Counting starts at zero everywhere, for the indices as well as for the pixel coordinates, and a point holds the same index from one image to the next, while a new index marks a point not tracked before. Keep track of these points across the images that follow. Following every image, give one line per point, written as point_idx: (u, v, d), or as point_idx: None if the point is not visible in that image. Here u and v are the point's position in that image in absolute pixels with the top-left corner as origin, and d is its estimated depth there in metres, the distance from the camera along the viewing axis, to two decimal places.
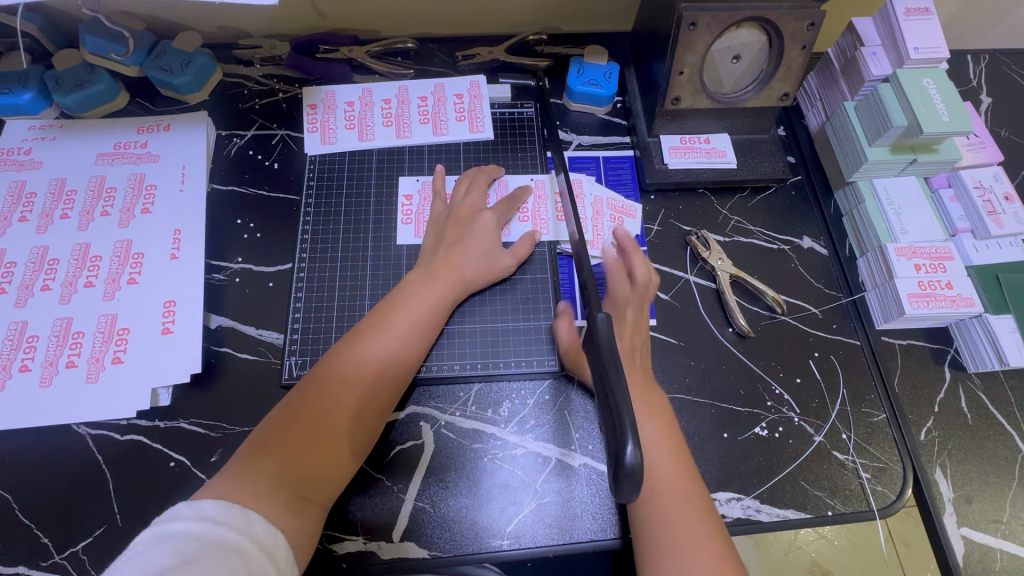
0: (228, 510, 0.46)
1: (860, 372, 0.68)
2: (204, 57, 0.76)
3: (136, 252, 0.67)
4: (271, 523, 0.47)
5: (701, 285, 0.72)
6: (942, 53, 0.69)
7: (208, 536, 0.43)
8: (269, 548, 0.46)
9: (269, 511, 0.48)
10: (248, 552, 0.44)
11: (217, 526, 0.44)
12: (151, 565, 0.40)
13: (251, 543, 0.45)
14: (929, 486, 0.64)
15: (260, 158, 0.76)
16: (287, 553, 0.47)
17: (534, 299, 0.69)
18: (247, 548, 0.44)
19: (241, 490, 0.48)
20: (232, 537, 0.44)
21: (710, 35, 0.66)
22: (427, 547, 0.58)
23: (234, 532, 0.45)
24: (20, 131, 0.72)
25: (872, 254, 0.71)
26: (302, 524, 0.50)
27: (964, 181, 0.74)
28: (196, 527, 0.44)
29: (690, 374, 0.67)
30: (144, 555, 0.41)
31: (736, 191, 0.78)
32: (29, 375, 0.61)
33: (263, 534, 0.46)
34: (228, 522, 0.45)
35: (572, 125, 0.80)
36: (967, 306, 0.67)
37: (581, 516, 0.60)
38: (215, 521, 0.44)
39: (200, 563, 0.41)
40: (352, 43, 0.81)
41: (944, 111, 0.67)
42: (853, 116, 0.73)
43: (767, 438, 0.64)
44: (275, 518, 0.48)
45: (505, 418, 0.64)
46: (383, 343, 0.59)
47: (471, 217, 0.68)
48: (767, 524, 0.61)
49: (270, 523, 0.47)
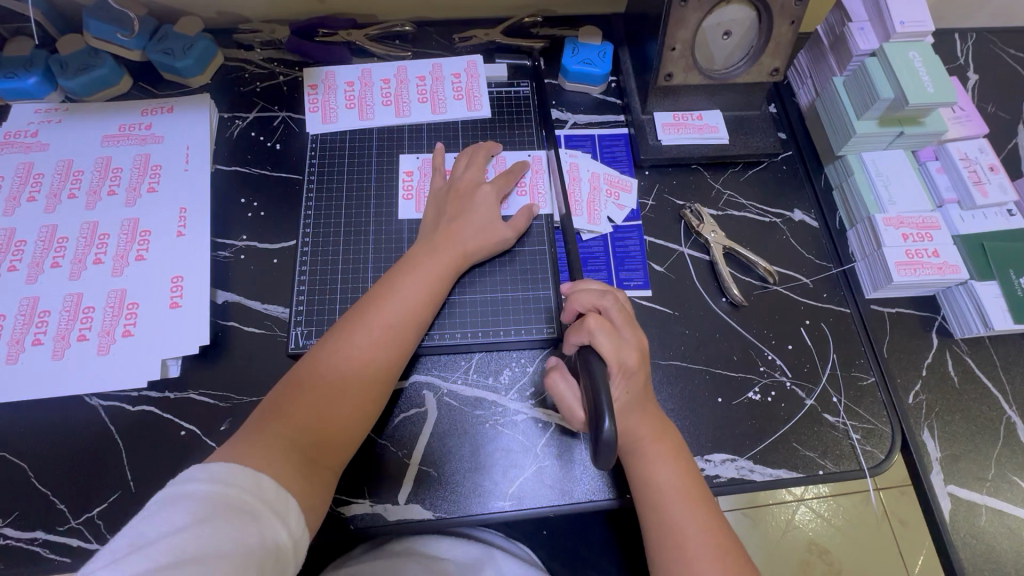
0: (238, 473, 0.47)
1: (850, 339, 0.70)
2: (206, 40, 0.78)
3: (143, 230, 0.68)
4: (283, 488, 0.49)
5: (695, 257, 0.74)
6: (927, 27, 0.71)
7: (220, 498, 0.45)
8: (280, 510, 0.47)
9: (280, 475, 0.49)
10: (261, 513, 0.46)
11: (227, 488, 0.45)
12: (168, 524, 0.42)
13: (261, 505, 0.46)
14: (917, 446, 0.66)
15: (263, 139, 0.77)
16: (298, 513, 0.49)
17: (533, 271, 0.71)
18: (258, 510, 0.46)
19: (254, 454, 0.50)
20: (243, 499, 0.46)
21: (700, 11, 0.67)
22: (431, 509, 0.60)
23: (246, 493, 0.46)
24: (26, 114, 0.74)
25: (862, 226, 0.73)
26: (313, 488, 0.51)
27: (950, 154, 0.75)
28: (207, 489, 0.45)
29: (685, 342, 0.69)
30: (159, 516, 0.43)
31: (728, 166, 0.79)
32: (41, 349, 0.62)
33: (273, 497, 0.48)
34: (239, 485, 0.46)
35: (567, 104, 0.82)
36: (954, 273, 0.69)
37: (580, 478, 0.62)
38: (226, 484, 0.45)
39: (214, 525, 0.42)
40: (350, 27, 0.82)
41: (929, 83, 0.69)
42: (841, 90, 0.75)
43: (760, 402, 0.66)
44: (287, 482, 0.49)
45: (506, 385, 0.66)
46: (391, 311, 0.60)
47: (471, 190, 0.70)
48: (760, 483, 0.63)
49: (281, 486, 0.49)
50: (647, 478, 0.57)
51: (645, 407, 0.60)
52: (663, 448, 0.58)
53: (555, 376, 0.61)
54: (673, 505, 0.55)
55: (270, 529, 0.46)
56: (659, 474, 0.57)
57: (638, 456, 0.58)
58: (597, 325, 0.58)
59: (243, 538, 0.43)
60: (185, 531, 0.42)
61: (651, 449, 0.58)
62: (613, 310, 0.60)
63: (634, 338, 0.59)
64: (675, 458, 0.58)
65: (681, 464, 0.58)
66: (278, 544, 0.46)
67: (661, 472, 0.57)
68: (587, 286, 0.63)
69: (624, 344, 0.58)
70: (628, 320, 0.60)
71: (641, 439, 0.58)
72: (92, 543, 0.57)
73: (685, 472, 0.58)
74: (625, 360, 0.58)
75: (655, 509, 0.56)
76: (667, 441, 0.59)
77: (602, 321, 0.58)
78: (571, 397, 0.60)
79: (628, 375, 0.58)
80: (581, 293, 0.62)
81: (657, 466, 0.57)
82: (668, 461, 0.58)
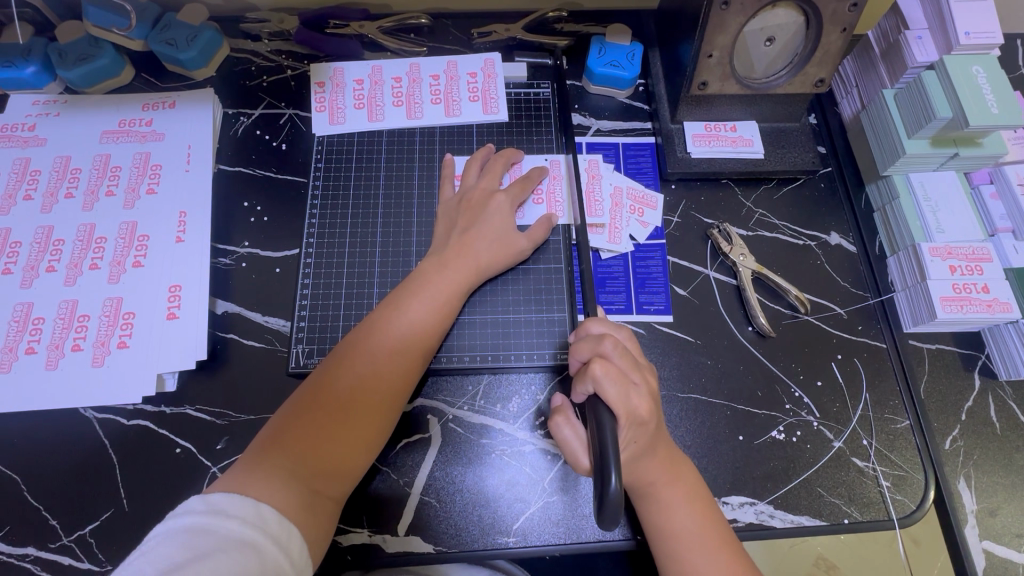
0: (238, 502, 0.45)
1: (885, 376, 0.65)
2: (211, 31, 0.74)
3: (141, 234, 0.66)
4: (285, 518, 0.47)
5: (721, 281, 0.69)
6: (996, 39, 0.64)
7: (217, 530, 0.43)
8: (282, 540, 0.46)
9: (283, 506, 0.47)
10: (261, 545, 0.44)
11: (228, 521, 0.44)
12: (163, 560, 0.40)
13: (262, 536, 0.44)
14: (952, 496, 0.62)
15: (268, 138, 0.73)
16: (301, 545, 0.47)
17: (547, 290, 0.67)
18: (259, 542, 0.44)
19: (254, 485, 0.48)
20: (242, 530, 0.44)
21: (743, 15, 0.61)
22: (433, 542, 0.57)
23: (246, 524, 0.44)
24: (24, 106, 0.70)
25: (904, 254, 0.68)
26: (316, 521, 0.49)
27: (1007, 178, 0.69)
28: (205, 521, 0.43)
29: (706, 374, 0.65)
30: (157, 551, 0.41)
31: (762, 182, 0.74)
32: (35, 358, 0.60)
33: (275, 527, 0.46)
34: (239, 515, 0.45)
35: (591, 109, 0.77)
36: (1004, 311, 0.64)
37: (590, 516, 0.59)
38: (225, 515, 0.44)
39: (212, 558, 0.41)
40: (363, 19, 0.77)
41: (993, 101, 0.63)
42: (892, 105, 0.69)
43: (785, 442, 0.62)
44: (290, 512, 0.47)
45: (514, 413, 0.63)
46: (385, 340, 0.57)
47: (485, 200, 0.65)
48: (780, 530, 0.59)
49: (284, 516, 0.47)
50: (662, 524, 0.54)
51: (656, 449, 0.55)
52: (678, 490, 0.55)
53: (559, 422, 0.58)
54: (694, 550, 0.52)
55: (271, 558, 0.44)
56: (676, 520, 0.54)
57: (652, 499, 0.55)
58: (602, 373, 0.53)
59: (243, 568, 0.41)
60: (183, 566, 0.40)
61: (664, 493, 0.54)
62: (615, 357, 0.55)
63: (641, 382, 0.55)
64: (691, 499, 0.55)
65: (700, 506, 0.55)
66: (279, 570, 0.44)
67: (679, 517, 0.54)
68: (587, 331, 0.59)
69: (635, 394, 0.54)
70: (633, 363, 0.56)
71: (655, 483, 0.54)
72: (85, 562, 0.55)
73: (704, 513, 0.54)
74: (634, 409, 0.53)
75: (677, 559, 0.53)
76: (682, 483, 0.55)
77: (608, 367, 0.53)
78: (577, 444, 0.56)
79: (639, 427, 0.53)
80: (582, 342, 0.58)
81: (674, 513, 0.54)
82: (685, 504, 0.54)
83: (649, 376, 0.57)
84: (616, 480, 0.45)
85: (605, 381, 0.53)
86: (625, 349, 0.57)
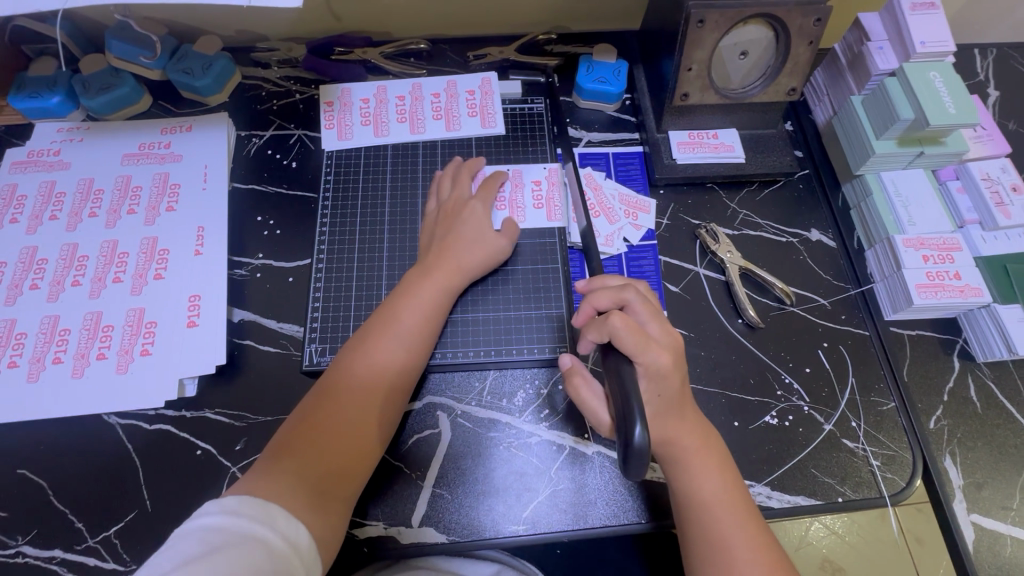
0: (247, 504, 0.48)
1: (869, 362, 0.69)
2: (224, 60, 0.79)
3: (162, 248, 0.69)
4: (293, 516, 0.49)
5: (711, 277, 0.73)
6: (948, 47, 0.70)
7: (231, 527, 0.45)
8: (290, 537, 0.48)
9: (291, 507, 0.49)
10: (271, 542, 0.46)
11: (239, 518, 0.46)
12: (180, 553, 0.42)
13: (272, 533, 0.47)
14: (940, 473, 0.65)
15: (279, 157, 0.78)
16: (309, 545, 0.49)
17: (537, 290, 0.70)
18: (269, 538, 0.46)
19: (265, 487, 0.50)
20: (252, 527, 0.46)
21: (718, 32, 0.67)
22: (446, 532, 0.60)
23: (256, 523, 0.47)
24: (50, 133, 0.75)
25: (880, 246, 0.72)
26: (324, 518, 0.51)
27: (971, 173, 0.74)
28: (219, 521, 0.46)
29: (700, 364, 0.68)
30: (174, 547, 0.43)
31: (745, 185, 0.79)
32: (62, 367, 0.63)
33: (284, 525, 0.48)
34: (250, 514, 0.47)
35: (581, 122, 0.82)
36: (976, 296, 0.68)
37: (596, 502, 0.61)
38: (236, 513, 0.46)
39: (227, 552, 0.43)
40: (366, 45, 0.83)
41: (950, 103, 0.68)
42: (860, 109, 0.74)
43: (778, 426, 0.65)
44: (298, 512, 0.50)
45: (519, 407, 0.66)
46: (379, 339, 0.60)
47: (460, 208, 0.70)
48: (778, 510, 0.62)
49: (292, 516, 0.49)
50: (692, 492, 0.56)
51: (684, 410, 0.57)
52: (707, 458, 0.57)
53: (578, 382, 0.60)
54: (719, 518, 0.54)
55: (280, 552, 0.46)
56: (704, 487, 0.56)
57: (683, 467, 0.56)
58: (622, 324, 0.54)
59: (256, 561, 0.43)
60: (199, 558, 0.42)
61: (695, 461, 0.56)
62: (637, 306, 0.57)
63: (660, 335, 0.56)
64: (722, 471, 0.57)
65: (729, 477, 0.57)
66: (288, 564, 0.46)
67: (707, 484, 0.56)
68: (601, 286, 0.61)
69: (653, 347, 0.55)
70: (652, 314, 0.57)
71: (689, 450, 0.57)
72: (109, 562, 0.57)
73: (734, 485, 0.57)
74: (655, 361, 0.54)
75: (705, 525, 0.55)
76: (712, 451, 0.57)
77: (626, 319, 0.55)
78: (597, 400, 0.59)
79: (661, 380, 0.55)
80: (597, 292, 0.59)
81: (704, 480, 0.56)
82: (714, 472, 0.57)
83: (669, 327, 0.58)
84: (640, 430, 0.47)
85: (622, 332, 0.54)
86: (646, 299, 0.59)
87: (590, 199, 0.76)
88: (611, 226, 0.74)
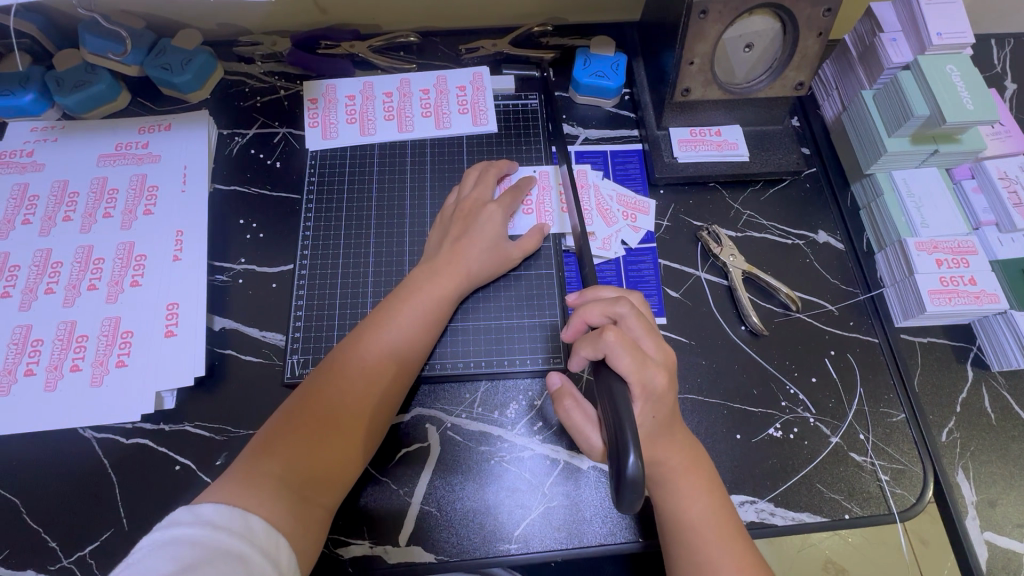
0: (227, 515, 0.45)
1: (878, 370, 0.66)
2: (204, 55, 0.75)
3: (139, 254, 0.66)
4: (273, 527, 0.46)
5: (713, 282, 0.70)
6: (966, 37, 0.66)
7: (207, 542, 0.42)
8: (270, 552, 0.45)
9: (271, 516, 0.47)
10: (250, 558, 0.43)
11: (216, 531, 0.43)
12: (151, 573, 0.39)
13: (251, 548, 0.44)
14: (951, 488, 0.62)
15: (262, 157, 0.75)
16: (289, 557, 0.46)
17: (536, 296, 0.67)
18: (248, 555, 0.43)
19: (244, 492, 0.47)
20: (229, 542, 0.43)
21: (721, 24, 0.63)
22: (433, 551, 0.57)
23: (234, 537, 0.44)
24: (22, 133, 0.72)
25: (891, 249, 0.69)
26: (305, 528, 0.49)
27: (988, 172, 0.71)
28: (194, 533, 0.43)
29: (701, 374, 0.65)
30: (144, 564, 0.40)
31: (749, 184, 0.75)
32: (34, 380, 0.61)
33: (264, 539, 0.45)
34: (228, 527, 0.44)
35: (578, 118, 0.78)
36: (992, 302, 0.65)
37: (591, 520, 0.59)
38: (213, 527, 0.43)
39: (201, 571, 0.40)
40: (353, 39, 0.79)
41: (968, 99, 0.64)
42: (871, 105, 0.71)
43: (782, 439, 0.63)
44: (278, 522, 0.47)
45: (512, 420, 0.63)
46: (376, 345, 0.57)
47: (477, 209, 0.66)
48: (782, 527, 0.59)
49: (272, 525, 0.46)
50: (677, 514, 0.53)
51: (673, 431, 0.54)
52: (693, 480, 0.54)
53: (569, 405, 0.57)
54: (707, 545, 0.52)
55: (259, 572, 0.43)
56: (690, 509, 0.53)
57: (670, 491, 0.54)
58: (616, 340, 0.51)
59: None
60: None
61: (681, 482, 0.54)
62: (631, 320, 0.54)
63: (656, 351, 0.54)
64: (708, 492, 0.54)
65: (716, 498, 0.54)
66: None
67: (694, 507, 0.53)
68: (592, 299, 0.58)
69: (651, 364, 0.52)
70: (646, 329, 0.54)
71: (673, 470, 0.54)
72: None
73: (721, 507, 0.54)
74: (651, 380, 0.51)
75: (690, 551, 0.52)
76: (699, 472, 0.55)
77: (621, 335, 0.52)
78: (586, 424, 0.56)
79: (655, 401, 0.52)
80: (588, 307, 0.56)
81: (692, 502, 0.53)
82: (701, 494, 0.54)
83: (663, 343, 0.55)
84: (634, 459, 0.44)
85: (616, 347, 0.51)
86: (639, 312, 0.55)
87: (587, 200, 0.72)
88: (608, 229, 0.71)
